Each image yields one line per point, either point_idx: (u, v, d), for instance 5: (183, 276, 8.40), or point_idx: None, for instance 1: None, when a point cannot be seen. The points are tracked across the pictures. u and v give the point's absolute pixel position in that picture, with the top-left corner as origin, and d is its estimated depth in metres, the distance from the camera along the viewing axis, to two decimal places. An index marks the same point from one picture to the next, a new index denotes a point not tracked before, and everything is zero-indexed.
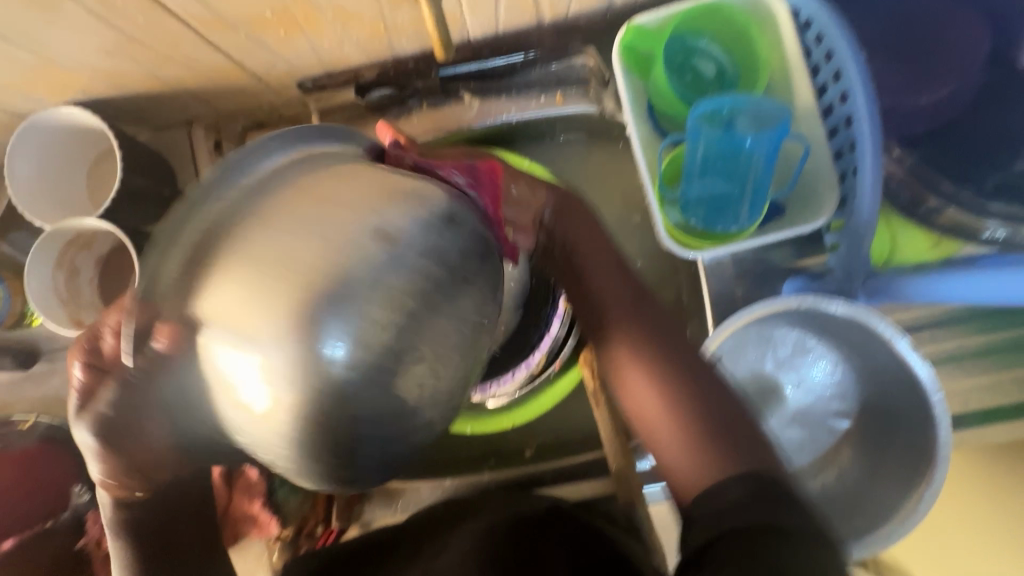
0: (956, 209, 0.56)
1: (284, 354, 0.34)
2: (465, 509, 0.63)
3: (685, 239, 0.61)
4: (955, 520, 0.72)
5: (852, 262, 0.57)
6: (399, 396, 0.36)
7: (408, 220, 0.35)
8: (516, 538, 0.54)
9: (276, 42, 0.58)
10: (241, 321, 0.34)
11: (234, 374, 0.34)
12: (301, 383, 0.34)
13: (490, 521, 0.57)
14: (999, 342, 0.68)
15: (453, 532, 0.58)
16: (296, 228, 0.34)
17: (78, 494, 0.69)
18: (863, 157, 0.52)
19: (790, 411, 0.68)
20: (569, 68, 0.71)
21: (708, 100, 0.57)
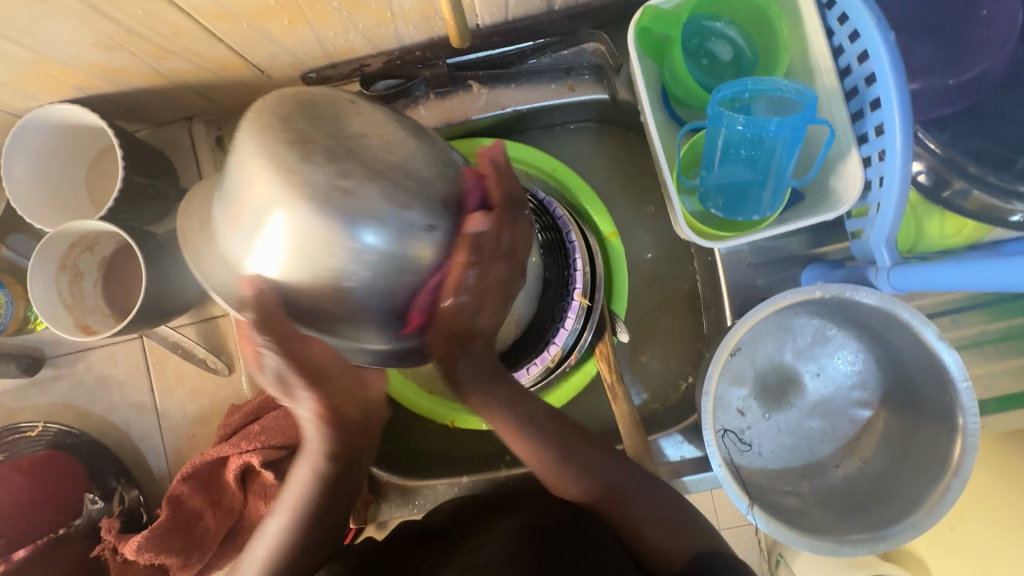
0: (982, 192, 0.54)
1: (314, 226, 0.37)
2: (496, 506, 0.60)
3: (705, 229, 0.60)
4: (974, 505, 0.72)
5: (877, 249, 0.56)
6: (415, 281, 0.40)
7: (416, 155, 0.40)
8: (555, 537, 0.52)
9: (279, 32, 0.56)
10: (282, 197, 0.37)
11: (270, 235, 0.37)
12: (329, 258, 0.38)
13: (527, 518, 0.55)
14: (1019, 327, 0.67)
15: (488, 530, 0.55)
16: (336, 139, 0.37)
17: (91, 500, 0.67)
18: (895, 141, 0.50)
19: (811, 402, 0.67)
20: (578, 54, 0.69)
21: (729, 85, 0.56)
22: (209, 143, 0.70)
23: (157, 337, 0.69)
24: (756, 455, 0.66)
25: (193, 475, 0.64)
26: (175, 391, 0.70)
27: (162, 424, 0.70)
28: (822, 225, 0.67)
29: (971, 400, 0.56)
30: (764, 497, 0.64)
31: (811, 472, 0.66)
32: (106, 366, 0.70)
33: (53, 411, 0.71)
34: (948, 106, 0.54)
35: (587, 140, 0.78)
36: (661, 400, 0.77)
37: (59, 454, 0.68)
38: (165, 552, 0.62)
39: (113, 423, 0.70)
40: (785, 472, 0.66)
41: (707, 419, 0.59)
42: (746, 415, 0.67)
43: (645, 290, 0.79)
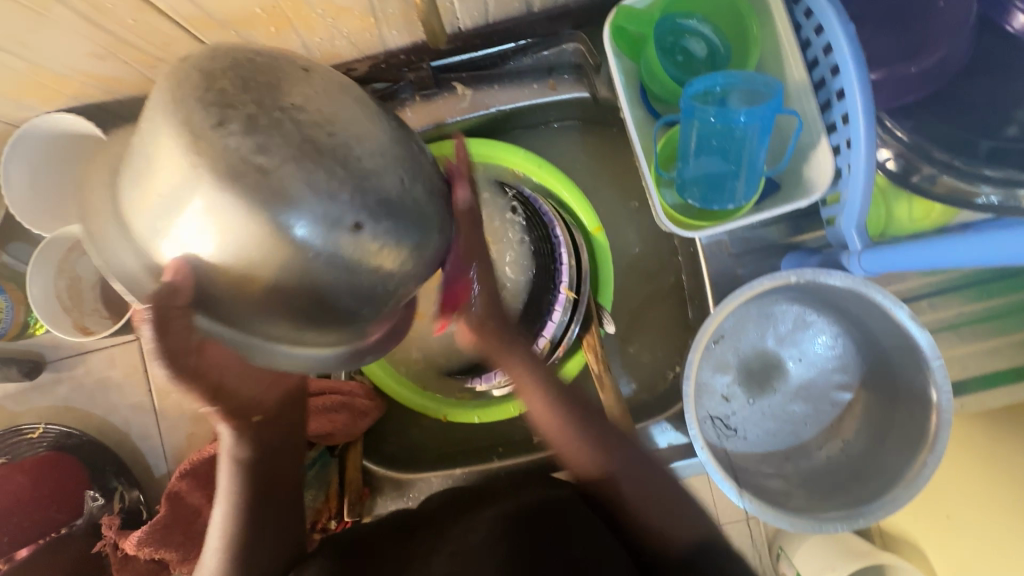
0: (950, 175, 0.55)
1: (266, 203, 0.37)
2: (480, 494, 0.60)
3: (683, 219, 0.62)
4: (958, 484, 0.74)
5: (849, 234, 0.58)
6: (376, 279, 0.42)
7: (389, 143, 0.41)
8: (537, 526, 0.53)
9: (266, 39, 0.58)
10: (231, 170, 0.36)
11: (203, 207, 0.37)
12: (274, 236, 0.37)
13: (510, 506, 0.55)
14: (995, 308, 0.69)
15: (471, 518, 0.55)
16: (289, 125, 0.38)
17: (92, 498, 0.69)
18: (857, 128, 0.52)
19: (793, 386, 0.68)
20: (559, 53, 0.71)
21: (700, 79, 0.58)
22: None
23: None
24: (742, 440, 0.68)
25: (191, 472, 0.66)
26: (173, 391, 0.72)
27: (161, 423, 0.72)
28: (800, 213, 0.69)
29: (945, 378, 0.58)
30: (750, 480, 0.65)
31: (796, 454, 0.68)
32: (104, 368, 0.72)
33: (54, 414, 0.72)
34: (913, 94, 0.56)
35: (571, 138, 0.80)
36: (650, 389, 0.79)
37: (60, 455, 0.69)
38: (164, 547, 0.64)
39: (112, 424, 0.72)
40: (770, 456, 0.68)
41: (690, 403, 0.61)
42: (731, 402, 0.69)
43: (631, 282, 0.81)
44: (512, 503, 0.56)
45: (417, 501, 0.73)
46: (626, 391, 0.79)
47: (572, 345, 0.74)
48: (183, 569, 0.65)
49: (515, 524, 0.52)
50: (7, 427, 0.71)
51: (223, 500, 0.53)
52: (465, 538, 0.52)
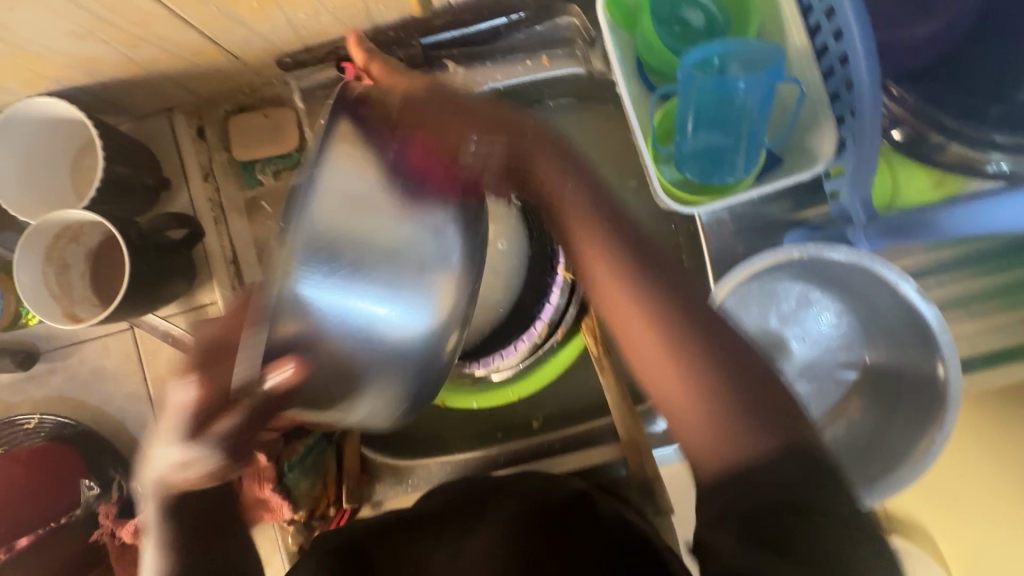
0: (960, 144, 0.54)
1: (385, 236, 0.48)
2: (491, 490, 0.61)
3: (681, 195, 0.60)
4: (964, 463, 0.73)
5: (853, 207, 0.56)
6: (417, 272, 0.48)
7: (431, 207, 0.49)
8: (533, 536, 0.53)
9: (249, 15, 0.56)
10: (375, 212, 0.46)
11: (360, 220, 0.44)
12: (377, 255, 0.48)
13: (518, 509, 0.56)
14: (1004, 283, 0.67)
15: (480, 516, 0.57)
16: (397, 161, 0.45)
17: (88, 488, 0.69)
18: (861, 94, 0.50)
19: (797, 366, 0.67)
20: (553, 29, 0.70)
21: (698, 48, 0.55)
22: (190, 133, 0.71)
23: (146, 327, 0.70)
24: None
25: None
26: (168, 380, 0.71)
27: (156, 413, 0.71)
28: (803, 189, 0.67)
29: (953, 354, 0.56)
30: None
31: None
32: (98, 358, 0.71)
33: (50, 405, 0.72)
34: (919, 58, 0.54)
35: (567, 117, 0.78)
36: None
37: (57, 445, 0.69)
38: None
39: (108, 414, 0.71)
40: None
41: None
42: None
43: None
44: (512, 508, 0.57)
45: (416, 487, 0.73)
46: None
47: (570, 328, 0.72)
48: None
49: (518, 531, 0.54)
50: (3, 418, 0.71)
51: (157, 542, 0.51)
52: (462, 548, 0.54)
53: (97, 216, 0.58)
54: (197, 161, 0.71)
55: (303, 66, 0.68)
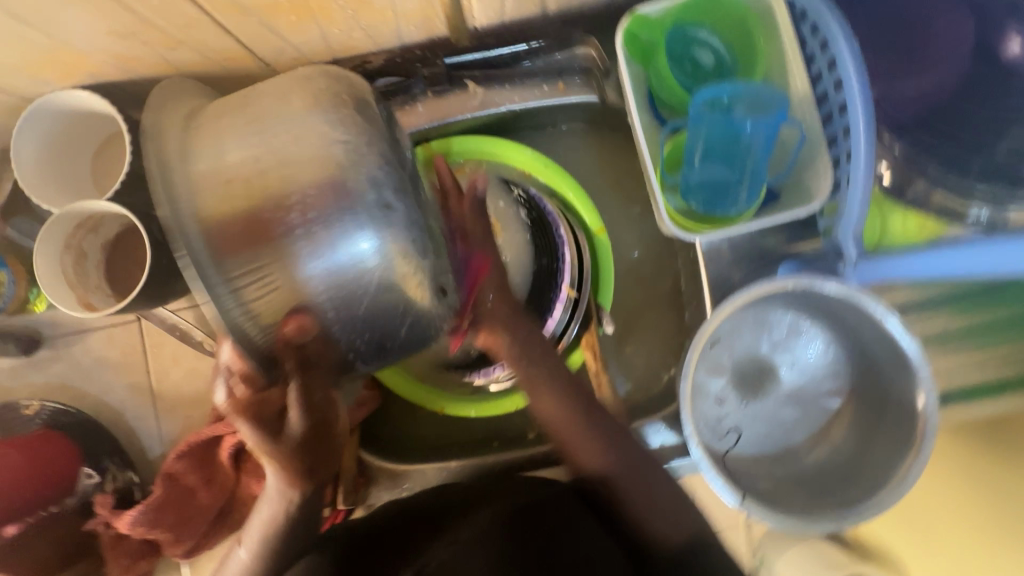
0: (942, 192, 0.58)
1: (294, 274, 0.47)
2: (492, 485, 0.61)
3: (686, 223, 0.63)
4: (931, 490, 0.77)
5: (844, 244, 0.59)
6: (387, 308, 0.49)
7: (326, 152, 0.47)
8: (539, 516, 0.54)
9: (286, 27, 0.59)
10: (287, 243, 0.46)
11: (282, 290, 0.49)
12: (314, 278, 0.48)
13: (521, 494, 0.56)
14: (979, 324, 0.72)
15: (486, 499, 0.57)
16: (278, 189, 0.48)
17: (86, 476, 0.68)
18: (859, 143, 0.54)
19: (784, 391, 0.70)
20: (570, 58, 0.74)
21: (709, 87, 0.59)
22: None
23: (154, 319, 0.69)
24: (734, 442, 0.70)
25: (187, 453, 0.66)
26: (171, 372, 0.72)
27: (157, 405, 0.72)
28: (796, 224, 0.72)
29: (930, 386, 0.59)
30: (741, 480, 0.66)
31: (784, 457, 0.69)
32: (103, 347, 0.72)
33: (50, 391, 0.72)
34: (910, 112, 0.58)
35: (577, 141, 0.82)
36: (643, 391, 0.80)
37: (55, 431, 0.69)
38: (157, 527, 0.64)
39: (109, 404, 0.72)
40: (760, 458, 0.69)
41: (686, 403, 0.62)
42: (723, 404, 0.70)
43: (629, 285, 0.83)
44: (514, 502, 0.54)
45: (411, 490, 0.75)
46: (622, 391, 0.80)
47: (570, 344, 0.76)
48: (175, 549, 0.66)
49: (521, 517, 0.52)
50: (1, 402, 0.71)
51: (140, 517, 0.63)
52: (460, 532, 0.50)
53: (120, 207, 0.59)
54: None
55: None
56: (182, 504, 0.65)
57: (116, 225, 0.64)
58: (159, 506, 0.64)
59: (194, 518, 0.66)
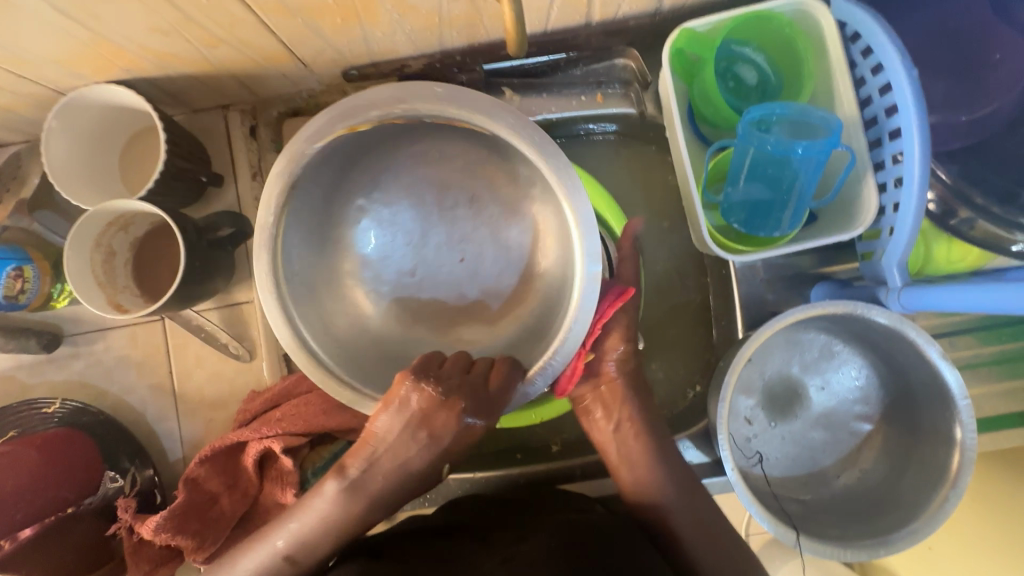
0: (987, 221, 0.57)
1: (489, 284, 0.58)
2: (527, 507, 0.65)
3: (726, 243, 0.63)
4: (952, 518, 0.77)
5: (888, 271, 0.59)
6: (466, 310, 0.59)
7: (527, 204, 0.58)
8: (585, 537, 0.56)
9: (331, 28, 0.57)
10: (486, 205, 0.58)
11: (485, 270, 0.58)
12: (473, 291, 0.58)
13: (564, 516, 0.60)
14: (1009, 353, 0.71)
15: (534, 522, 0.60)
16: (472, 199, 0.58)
17: (110, 479, 0.67)
18: (912, 170, 0.53)
19: (814, 413, 0.70)
20: (609, 68, 0.73)
21: (759, 107, 0.58)
22: (243, 131, 0.72)
23: (181, 320, 0.69)
24: (761, 463, 0.69)
25: (210, 458, 0.65)
26: (194, 374, 0.71)
27: (178, 407, 0.71)
28: (831, 246, 0.71)
29: (969, 418, 0.59)
30: (769, 502, 0.66)
31: (814, 481, 0.69)
32: (125, 347, 0.71)
33: (69, 389, 0.71)
34: (959, 139, 0.58)
35: (609, 151, 0.81)
36: (669, 406, 0.80)
37: (75, 432, 0.67)
38: (180, 534, 0.63)
39: (130, 404, 0.71)
40: (789, 481, 0.69)
41: (722, 425, 0.62)
42: (753, 424, 0.70)
43: (656, 299, 0.82)
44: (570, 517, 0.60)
45: (433, 501, 0.74)
46: None
47: None
48: (197, 557, 0.63)
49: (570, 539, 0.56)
50: (18, 399, 0.69)
51: (163, 524, 0.62)
52: (517, 548, 0.56)
53: (154, 207, 0.58)
54: (248, 159, 0.72)
55: (367, 79, 0.69)
56: (205, 510, 0.65)
57: (147, 224, 0.63)
58: (182, 513, 0.63)
59: (215, 525, 0.65)
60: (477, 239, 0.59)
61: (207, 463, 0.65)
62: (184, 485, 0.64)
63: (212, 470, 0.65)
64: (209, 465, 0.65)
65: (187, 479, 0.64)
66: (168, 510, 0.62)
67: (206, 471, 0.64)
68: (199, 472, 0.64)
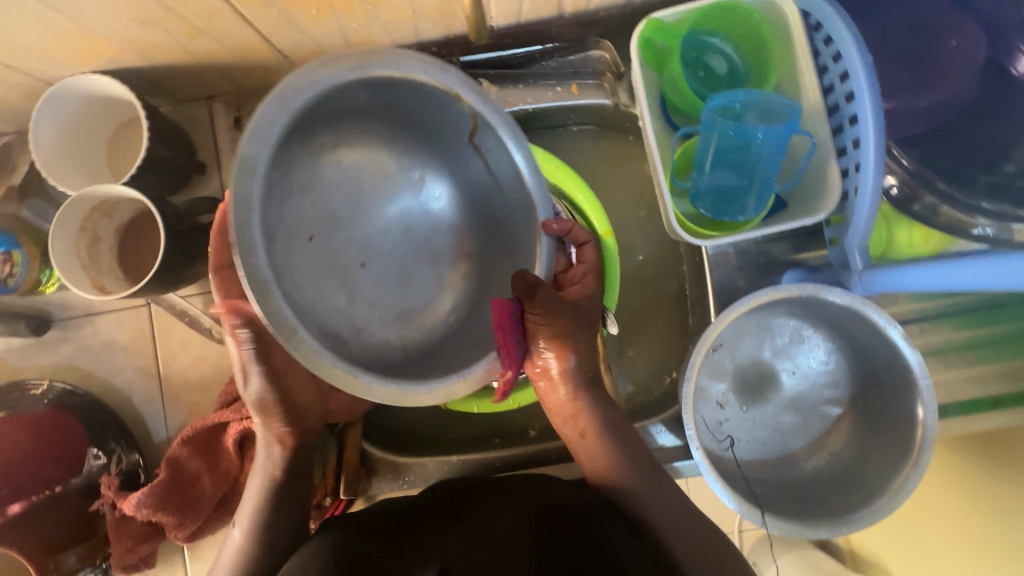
0: (949, 206, 0.59)
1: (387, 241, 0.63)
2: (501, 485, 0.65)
3: (693, 228, 0.64)
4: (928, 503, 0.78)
5: (850, 254, 0.61)
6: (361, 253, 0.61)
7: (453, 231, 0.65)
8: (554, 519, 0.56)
9: (307, 20, 0.59)
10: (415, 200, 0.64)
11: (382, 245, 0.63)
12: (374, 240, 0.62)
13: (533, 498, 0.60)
14: (981, 338, 0.72)
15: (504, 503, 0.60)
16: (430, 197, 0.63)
17: (93, 457, 0.69)
18: (868, 154, 0.55)
19: (785, 397, 0.71)
20: (584, 59, 0.74)
21: (722, 94, 0.60)
22: (228, 122, 0.74)
23: (165, 304, 0.71)
24: (733, 446, 0.70)
25: (192, 439, 0.67)
26: (179, 358, 0.73)
27: (164, 389, 0.73)
28: (803, 232, 0.72)
29: (930, 399, 0.60)
30: (739, 484, 0.67)
31: (784, 464, 0.70)
32: (113, 331, 0.73)
33: (58, 372, 0.73)
34: (919, 125, 0.59)
35: (588, 142, 0.83)
36: (646, 393, 0.81)
37: (62, 412, 0.69)
38: (162, 511, 0.65)
39: (116, 386, 0.73)
40: (759, 463, 0.70)
41: (689, 405, 0.63)
42: (725, 408, 0.71)
43: (634, 287, 0.83)
44: (539, 497, 0.60)
45: (413, 484, 0.75)
46: (623, 393, 0.81)
47: None
48: (177, 533, 0.66)
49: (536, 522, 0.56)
50: (9, 381, 0.71)
51: (144, 500, 0.64)
52: (488, 527, 0.56)
53: (136, 192, 0.60)
54: (232, 149, 0.74)
55: None
56: (187, 488, 0.66)
57: (131, 209, 0.65)
58: (164, 491, 0.65)
59: (197, 503, 0.67)
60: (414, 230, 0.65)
61: (188, 443, 0.66)
62: (166, 464, 0.66)
63: (192, 450, 0.67)
64: (190, 445, 0.67)
65: (168, 458, 0.66)
66: (150, 488, 0.64)
67: (188, 450, 0.66)
68: (181, 452, 0.66)
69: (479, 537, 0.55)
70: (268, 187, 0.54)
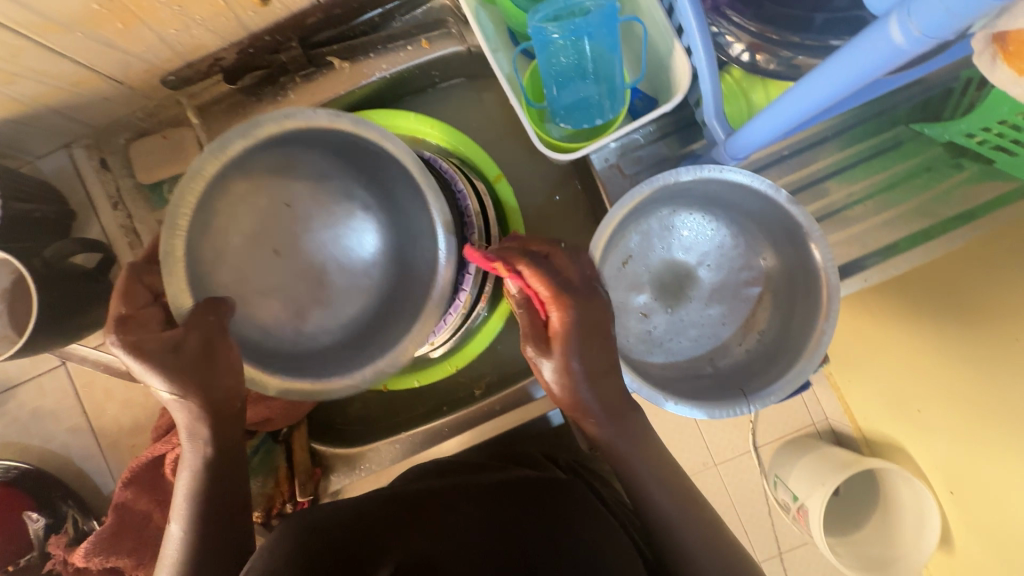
0: (805, 56, 0.57)
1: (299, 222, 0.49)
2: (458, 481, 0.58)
3: (563, 146, 0.64)
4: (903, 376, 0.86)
5: (712, 127, 0.60)
6: (317, 267, 0.50)
7: (286, 207, 0.49)
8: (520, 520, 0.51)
9: (117, 36, 0.58)
10: (293, 208, 0.49)
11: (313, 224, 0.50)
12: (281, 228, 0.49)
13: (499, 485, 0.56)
14: (883, 182, 0.72)
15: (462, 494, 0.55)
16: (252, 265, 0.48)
17: (32, 521, 0.70)
18: (691, 28, 0.53)
19: (706, 290, 0.70)
20: (425, 13, 0.74)
21: (546, 3, 0.58)
22: (93, 166, 0.73)
23: (76, 359, 0.70)
24: (663, 351, 0.70)
25: (133, 480, 0.65)
26: (108, 407, 0.72)
27: (100, 442, 0.72)
28: (683, 123, 0.70)
29: (824, 248, 0.61)
30: (672, 384, 0.66)
31: (717, 355, 0.70)
32: (36, 399, 0.72)
33: None
34: None
35: (461, 95, 0.82)
36: None
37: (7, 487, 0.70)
38: (115, 554, 0.65)
39: (54, 452, 0.72)
40: (693, 360, 0.70)
41: None
42: (649, 317, 0.70)
43: (546, 226, 0.82)
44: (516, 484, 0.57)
45: (368, 470, 0.75)
46: None
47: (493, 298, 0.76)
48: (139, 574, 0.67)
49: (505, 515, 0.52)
50: None
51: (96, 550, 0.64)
52: (447, 518, 0.51)
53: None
54: (105, 191, 0.73)
55: (190, 83, 0.70)
56: (140, 531, 0.66)
57: (9, 272, 0.64)
58: (107, 539, 0.65)
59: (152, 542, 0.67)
60: (270, 259, 0.49)
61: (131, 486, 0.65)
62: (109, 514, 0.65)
63: (135, 493, 0.65)
64: (134, 488, 0.65)
65: (115, 503, 0.65)
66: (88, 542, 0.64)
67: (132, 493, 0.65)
68: (126, 494, 0.65)
69: (435, 530, 0.49)
70: (316, 177, 0.49)
